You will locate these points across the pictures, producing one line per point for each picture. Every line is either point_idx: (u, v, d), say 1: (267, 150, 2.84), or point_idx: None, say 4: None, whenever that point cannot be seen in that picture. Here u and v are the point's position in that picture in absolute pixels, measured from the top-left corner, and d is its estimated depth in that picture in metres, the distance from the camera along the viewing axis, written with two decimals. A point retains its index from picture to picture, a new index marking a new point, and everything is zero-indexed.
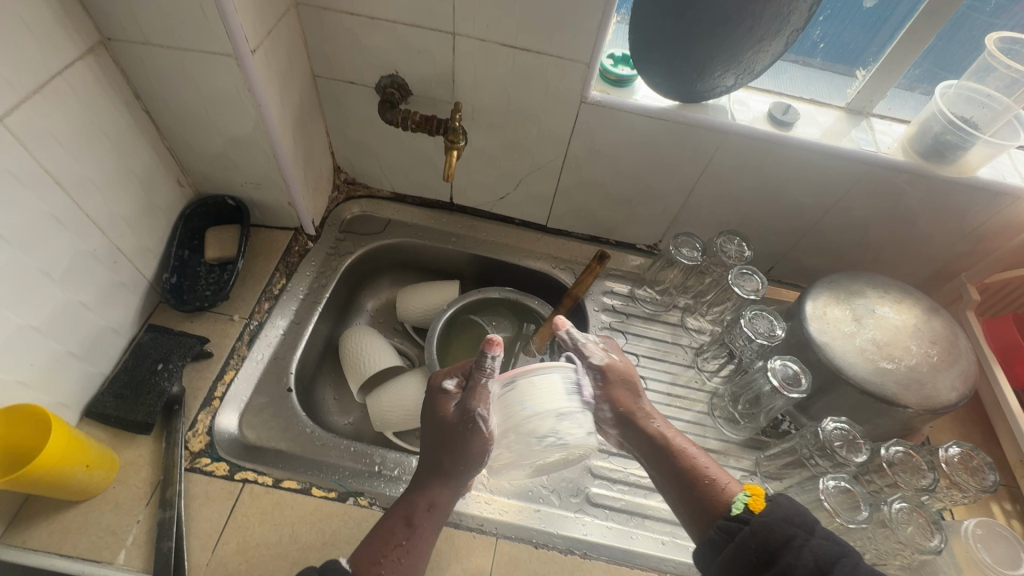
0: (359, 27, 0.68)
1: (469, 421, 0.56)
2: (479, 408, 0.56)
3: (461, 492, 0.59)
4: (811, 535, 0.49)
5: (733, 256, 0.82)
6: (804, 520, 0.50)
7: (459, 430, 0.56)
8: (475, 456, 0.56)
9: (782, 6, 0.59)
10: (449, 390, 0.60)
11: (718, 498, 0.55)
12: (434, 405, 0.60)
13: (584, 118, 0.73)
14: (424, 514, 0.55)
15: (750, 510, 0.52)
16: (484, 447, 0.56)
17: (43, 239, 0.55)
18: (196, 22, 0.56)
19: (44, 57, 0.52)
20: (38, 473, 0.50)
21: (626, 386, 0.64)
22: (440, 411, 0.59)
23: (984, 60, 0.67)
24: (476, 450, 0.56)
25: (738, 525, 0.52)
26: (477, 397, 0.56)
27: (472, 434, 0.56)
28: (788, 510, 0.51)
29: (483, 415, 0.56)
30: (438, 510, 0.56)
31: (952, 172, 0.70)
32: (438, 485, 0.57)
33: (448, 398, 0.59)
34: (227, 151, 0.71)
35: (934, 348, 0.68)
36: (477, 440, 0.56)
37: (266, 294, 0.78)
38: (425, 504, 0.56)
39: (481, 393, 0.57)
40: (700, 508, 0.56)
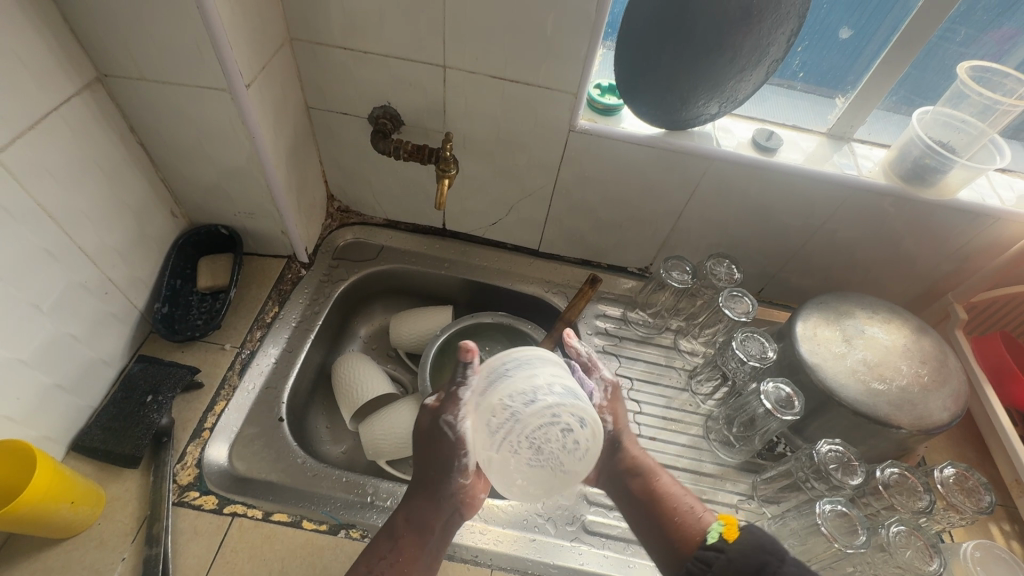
0: (352, 61, 0.70)
1: (440, 432, 0.58)
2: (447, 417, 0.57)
3: (445, 506, 0.58)
4: (783, 563, 0.49)
5: (723, 278, 0.82)
6: (776, 547, 0.50)
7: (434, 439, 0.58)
8: (450, 465, 0.58)
9: (760, 37, 0.62)
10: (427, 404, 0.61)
11: (688, 524, 0.57)
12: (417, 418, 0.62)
13: (573, 146, 0.75)
14: (404, 526, 0.57)
15: (724, 538, 0.54)
16: (455, 453, 0.57)
17: (34, 272, 0.55)
18: (193, 59, 0.57)
19: (41, 93, 0.53)
20: (21, 510, 0.49)
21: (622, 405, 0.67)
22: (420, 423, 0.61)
23: (957, 88, 0.69)
24: (448, 457, 0.58)
25: (713, 553, 0.53)
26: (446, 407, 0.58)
27: (442, 441, 0.58)
28: (761, 538, 0.51)
29: (450, 421, 0.57)
30: (420, 523, 0.57)
31: (933, 195, 0.72)
32: (419, 499, 0.59)
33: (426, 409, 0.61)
34: (220, 182, 0.72)
35: (925, 368, 0.68)
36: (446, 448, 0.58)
37: (259, 322, 0.78)
38: (405, 515, 0.57)
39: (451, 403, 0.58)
40: (676, 534, 0.58)
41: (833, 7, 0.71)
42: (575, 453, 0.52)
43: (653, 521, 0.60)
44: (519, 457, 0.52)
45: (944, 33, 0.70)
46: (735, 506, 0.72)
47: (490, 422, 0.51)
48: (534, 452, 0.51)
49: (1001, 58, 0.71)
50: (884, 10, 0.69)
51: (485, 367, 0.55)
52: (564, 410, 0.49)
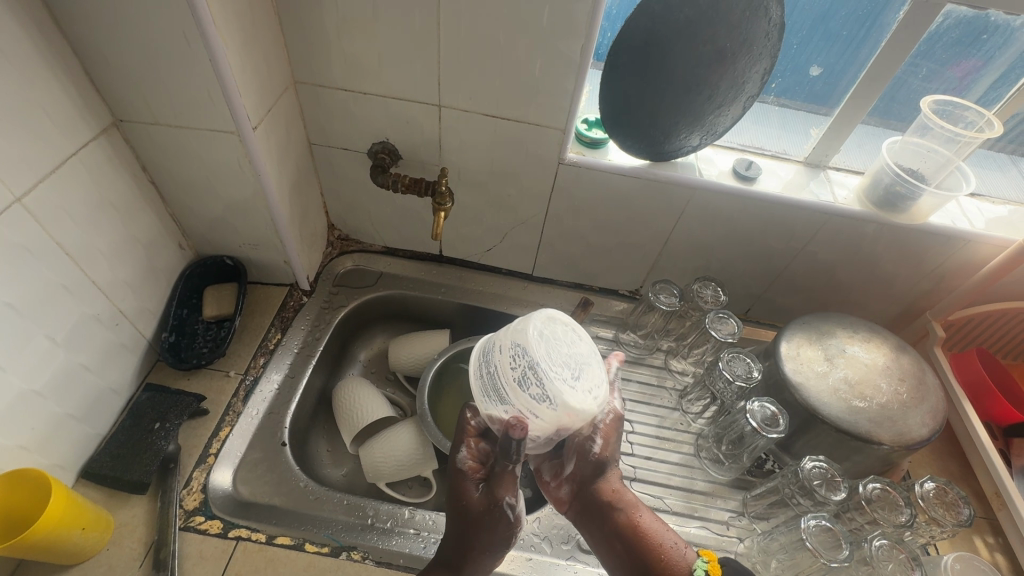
0: (352, 101, 0.74)
1: (497, 509, 0.57)
2: (508, 498, 0.58)
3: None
4: None
5: (709, 300, 0.85)
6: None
7: (485, 509, 0.58)
8: (501, 541, 0.58)
9: (736, 76, 0.67)
10: (470, 472, 0.59)
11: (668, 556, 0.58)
12: (454, 487, 0.59)
13: (562, 176, 0.79)
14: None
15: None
16: (508, 531, 0.58)
17: (50, 306, 0.58)
18: (204, 105, 0.61)
19: (61, 139, 0.56)
20: (36, 537, 0.51)
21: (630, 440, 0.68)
22: (463, 491, 0.58)
23: (921, 120, 0.74)
24: (501, 535, 0.58)
25: None
26: (506, 486, 0.58)
27: (498, 520, 0.57)
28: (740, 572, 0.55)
29: (510, 502, 0.58)
30: None
31: (906, 219, 0.76)
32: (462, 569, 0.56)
33: (468, 479, 0.59)
34: (226, 216, 0.75)
35: (904, 386, 0.71)
36: (502, 525, 0.58)
37: (262, 349, 0.81)
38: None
39: (509, 482, 0.58)
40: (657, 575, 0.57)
41: (801, 48, 0.76)
42: (569, 339, 0.57)
43: (632, 558, 0.58)
44: (568, 378, 0.52)
45: (908, 69, 0.75)
46: (727, 523, 0.74)
47: (539, 383, 0.51)
48: (565, 365, 0.53)
49: (962, 92, 0.76)
50: (850, 51, 0.73)
51: (493, 408, 0.54)
52: (534, 322, 0.54)
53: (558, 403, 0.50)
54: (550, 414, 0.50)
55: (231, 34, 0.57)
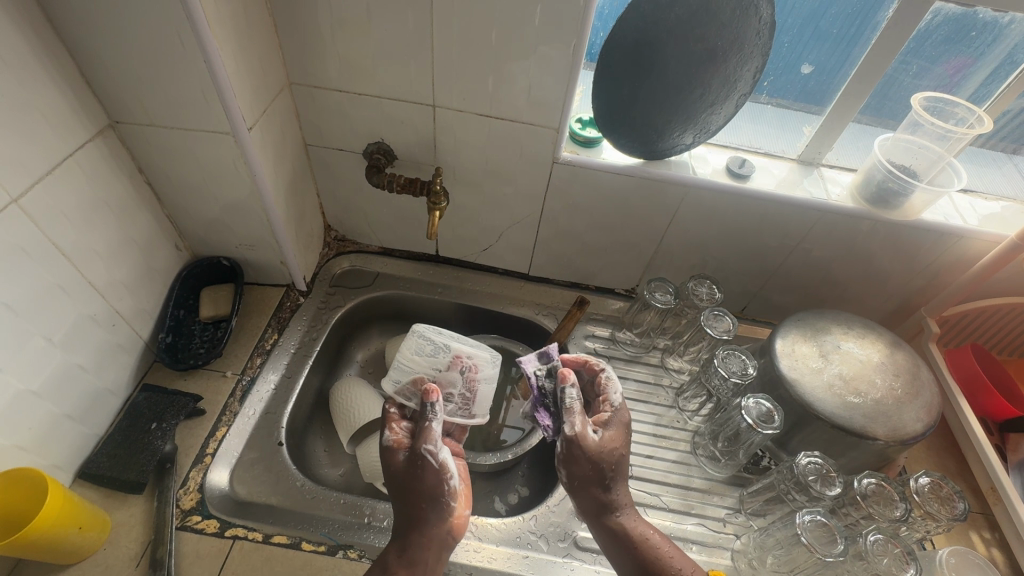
0: (347, 102, 0.75)
1: (419, 462, 0.60)
2: (425, 445, 0.61)
3: (438, 534, 0.59)
4: None
5: (704, 298, 0.86)
6: None
7: (412, 471, 0.61)
8: (437, 494, 0.60)
9: (728, 74, 0.67)
10: (393, 443, 0.63)
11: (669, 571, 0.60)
12: (384, 462, 0.63)
13: (556, 176, 0.79)
14: (398, 562, 0.56)
15: None
16: (439, 478, 0.60)
17: (47, 307, 0.58)
18: (199, 106, 0.61)
19: (57, 141, 0.56)
20: (33, 536, 0.51)
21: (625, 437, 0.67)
22: (389, 463, 0.62)
23: (912, 117, 0.74)
24: (434, 486, 0.60)
25: None
26: (422, 436, 0.61)
27: (425, 473, 0.60)
28: None
29: (429, 450, 0.60)
30: (411, 558, 0.57)
31: (899, 216, 0.76)
32: (408, 535, 0.59)
33: (393, 451, 0.63)
34: (223, 217, 0.76)
35: (898, 381, 0.71)
36: (430, 474, 0.60)
37: (259, 349, 0.81)
38: (398, 553, 0.57)
39: (427, 434, 0.61)
40: None
41: (793, 46, 0.76)
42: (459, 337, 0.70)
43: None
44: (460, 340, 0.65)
45: (899, 66, 0.75)
46: (723, 520, 0.75)
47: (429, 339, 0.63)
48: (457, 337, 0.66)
49: (953, 89, 0.76)
50: (841, 48, 0.74)
51: (402, 386, 0.63)
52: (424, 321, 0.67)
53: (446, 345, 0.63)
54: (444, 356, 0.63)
55: (226, 36, 0.58)
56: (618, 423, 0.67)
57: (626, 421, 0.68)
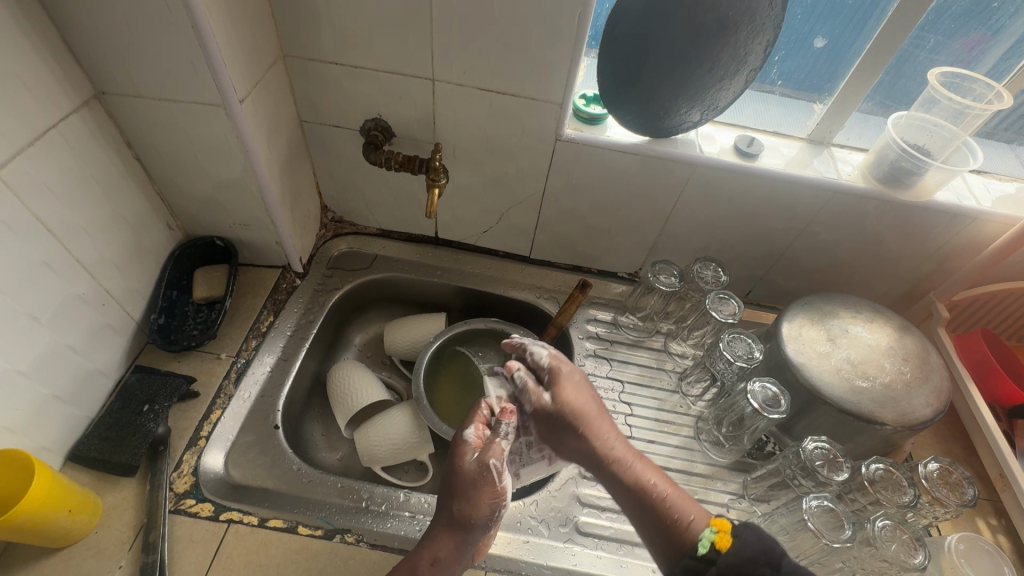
0: (344, 75, 0.72)
1: (484, 475, 0.57)
2: (493, 459, 0.58)
3: (467, 555, 0.57)
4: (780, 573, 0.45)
5: (709, 281, 0.84)
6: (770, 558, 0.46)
7: (474, 479, 0.57)
8: (486, 515, 0.57)
9: (738, 47, 0.65)
10: (467, 441, 0.61)
11: (677, 521, 0.53)
12: (451, 456, 0.61)
13: (560, 154, 0.77)
14: (428, 571, 0.54)
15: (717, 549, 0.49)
16: (494, 502, 0.57)
17: (34, 284, 0.56)
18: (188, 77, 0.59)
19: (40, 111, 0.54)
20: (20, 519, 0.50)
21: (574, 388, 0.66)
22: (456, 461, 0.60)
23: (929, 93, 0.72)
24: (487, 506, 0.57)
25: (705, 565, 0.49)
26: (492, 450, 0.59)
27: (485, 487, 0.57)
28: (753, 549, 0.47)
29: (497, 468, 0.58)
30: (441, 570, 0.54)
31: (911, 196, 0.74)
32: (445, 541, 0.55)
33: (466, 450, 0.60)
34: (216, 194, 0.73)
35: (908, 365, 0.69)
36: (488, 494, 0.57)
37: (254, 332, 0.79)
38: (430, 560, 0.54)
39: (497, 448, 0.59)
40: (659, 528, 0.54)
41: (807, 18, 0.74)
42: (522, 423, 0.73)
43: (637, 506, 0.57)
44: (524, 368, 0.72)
45: (914, 41, 0.73)
46: (726, 506, 0.73)
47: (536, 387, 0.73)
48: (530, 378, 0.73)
49: (971, 64, 0.74)
50: (856, 20, 0.71)
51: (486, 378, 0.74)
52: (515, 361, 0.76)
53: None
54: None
55: (215, 2, 0.55)
56: (559, 376, 0.67)
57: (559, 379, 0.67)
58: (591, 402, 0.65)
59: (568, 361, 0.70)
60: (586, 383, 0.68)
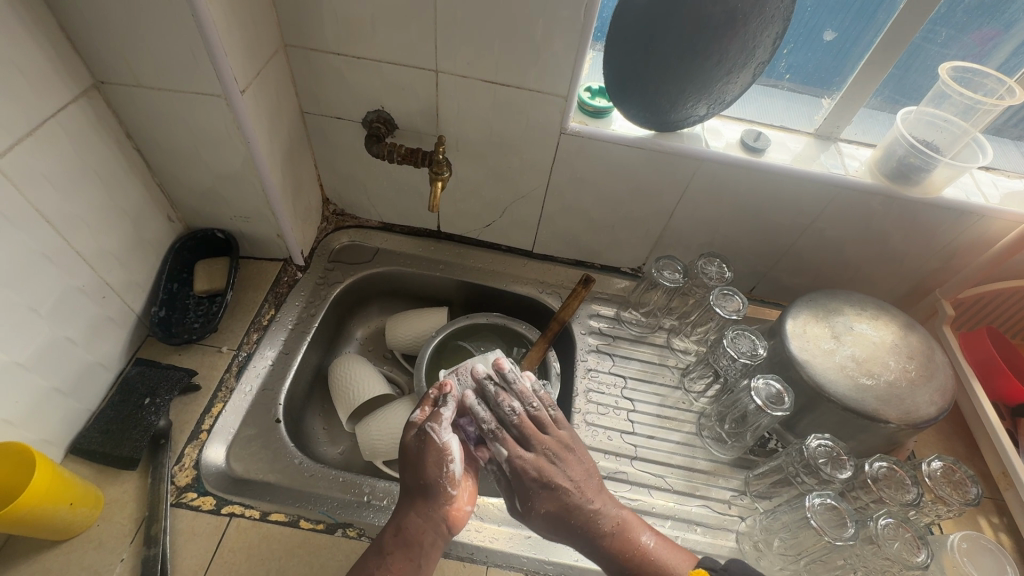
0: (345, 66, 0.71)
1: (424, 439, 0.58)
2: (430, 423, 0.59)
3: (434, 516, 0.56)
4: None
5: (713, 277, 0.83)
6: None
7: (417, 447, 0.58)
8: (435, 474, 0.57)
9: (747, 40, 0.63)
10: (411, 420, 0.61)
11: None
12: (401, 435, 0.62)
13: (564, 148, 0.76)
14: (394, 541, 0.54)
15: None
16: (440, 460, 0.57)
17: (33, 275, 0.56)
18: (187, 65, 0.58)
19: (38, 100, 0.53)
20: (21, 512, 0.50)
21: (546, 486, 0.59)
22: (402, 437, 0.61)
23: (940, 88, 0.71)
24: (434, 466, 0.57)
25: None
26: (430, 417, 0.59)
27: (426, 450, 0.58)
28: None
29: (434, 430, 0.58)
30: (408, 537, 0.55)
31: (918, 192, 0.73)
32: (408, 510, 0.57)
33: (410, 426, 0.61)
34: (216, 186, 0.73)
35: (913, 363, 0.69)
36: (431, 455, 0.57)
37: (255, 325, 0.79)
38: (393, 530, 0.55)
39: (435, 415, 0.59)
40: None
41: (818, 10, 0.72)
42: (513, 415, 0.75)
43: None
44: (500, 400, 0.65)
45: (926, 34, 0.72)
46: (728, 502, 0.73)
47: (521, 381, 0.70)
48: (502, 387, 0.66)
49: (982, 59, 0.73)
50: (868, 12, 0.70)
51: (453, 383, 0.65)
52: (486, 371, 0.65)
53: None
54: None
55: None
56: (528, 478, 0.59)
57: (526, 479, 0.59)
58: (566, 489, 0.59)
59: (534, 443, 0.60)
60: (554, 461, 0.60)
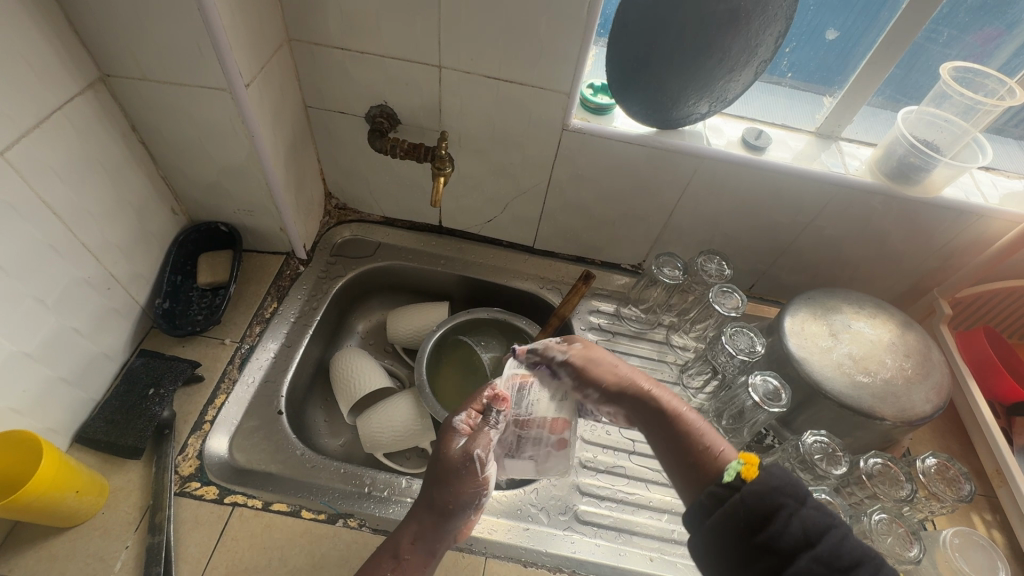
0: (349, 61, 0.71)
1: (468, 465, 0.59)
2: (478, 449, 0.59)
3: (449, 537, 0.58)
4: (802, 505, 0.45)
5: (713, 274, 0.84)
6: (797, 490, 0.45)
7: (456, 466, 0.59)
8: (466, 500, 0.58)
9: (750, 38, 0.64)
10: (457, 430, 0.62)
11: (709, 466, 0.52)
12: (439, 442, 0.62)
13: (565, 144, 0.76)
14: (410, 549, 0.55)
15: (742, 478, 0.48)
16: (476, 488, 0.59)
17: (40, 266, 0.56)
18: (193, 59, 0.58)
19: (45, 92, 0.54)
20: (28, 499, 0.51)
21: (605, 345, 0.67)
22: (442, 447, 0.61)
23: (941, 88, 0.71)
24: (469, 493, 0.58)
25: (728, 493, 0.48)
26: (481, 439, 0.60)
27: (468, 473, 0.58)
28: (780, 480, 0.46)
29: (482, 458, 0.59)
30: (426, 548, 0.56)
31: (918, 192, 0.73)
32: (427, 523, 0.57)
33: (453, 437, 0.61)
34: (220, 179, 0.73)
35: (909, 361, 0.70)
36: (470, 482, 0.58)
37: (258, 317, 0.80)
38: (412, 539, 0.55)
39: (483, 439, 0.60)
40: (697, 466, 0.53)
41: (820, 9, 0.72)
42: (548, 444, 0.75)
43: (679, 443, 0.56)
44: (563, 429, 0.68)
45: (928, 34, 0.72)
46: None
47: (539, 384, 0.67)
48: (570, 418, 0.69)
49: (983, 59, 0.73)
50: (870, 11, 0.70)
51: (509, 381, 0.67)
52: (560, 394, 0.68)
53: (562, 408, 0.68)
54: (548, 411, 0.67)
55: None
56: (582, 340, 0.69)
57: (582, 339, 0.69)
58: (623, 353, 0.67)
59: None
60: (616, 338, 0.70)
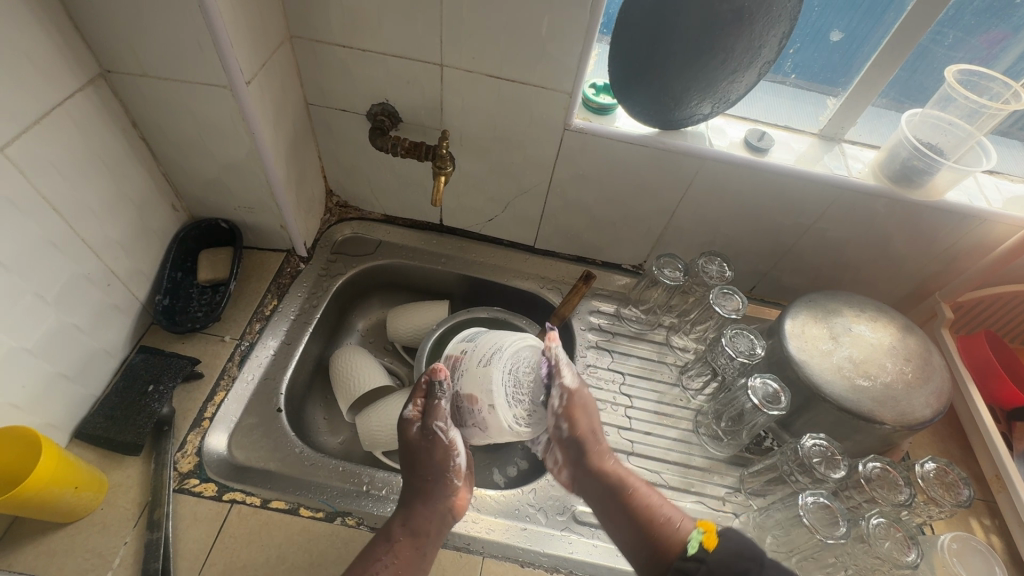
0: (351, 58, 0.71)
1: (432, 437, 0.61)
2: (435, 421, 0.60)
3: (439, 509, 0.60)
4: (763, 567, 0.50)
5: (714, 276, 0.84)
6: (754, 553, 0.51)
7: (424, 444, 0.61)
8: (442, 469, 0.61)
9: (753, 39, 0.63)
10: (411, 411, 0.63)
11: (675, 534, 0.58)
12: (399, 431, 0.63)
13: (567, 144, 0.76)
14: (401, 531, 0.57)
15: (704, 547, 0.54)
16: (447, 454, 0.61)
17: (40, 261, 0.56)
18: (194, 56, 0.58)
19: (45, 88, 0.54)
20: (26, 494, 0.51)
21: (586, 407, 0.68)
22: (404, 431, 0.63)
23: (945, 91, 0.70)
24: (441, 461, 0.61)
25: (694, 563, 0.53)
26: (435, 412, 0.61)
27: (435, 446, 0.61)
28: (738, 545, 0.52)
29: (441, 427, 0.60)
30: (415, 528, 0.58)
31: (921, 195, 0.73)
32: (414, 504, 0.59)
33: (409, 423, 0.62)
34: (221, 176, 0.73)
35: (909, 365, 0.69)
36: (439, 451, 0.60)
37: (258, 315, 0.80)
38: (401, 521, 0.58)
39: (438, 410, 0.61)
40: (653, 545, 0.58)
41: (826, 9, 0.72)
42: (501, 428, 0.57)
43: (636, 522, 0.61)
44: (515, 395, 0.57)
45: (934, 36, 0.71)
46: (722, 499, 0.74)
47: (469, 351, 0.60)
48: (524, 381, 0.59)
49: (989, 62, 0.72)
50: (876, 13, 0.70)
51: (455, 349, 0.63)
52: (494, 355, 0.58)
53: (488, 367, 0.57)
54: (474, 371, 0.58)
55: None
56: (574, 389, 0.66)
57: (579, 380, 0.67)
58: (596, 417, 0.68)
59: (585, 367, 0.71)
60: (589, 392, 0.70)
